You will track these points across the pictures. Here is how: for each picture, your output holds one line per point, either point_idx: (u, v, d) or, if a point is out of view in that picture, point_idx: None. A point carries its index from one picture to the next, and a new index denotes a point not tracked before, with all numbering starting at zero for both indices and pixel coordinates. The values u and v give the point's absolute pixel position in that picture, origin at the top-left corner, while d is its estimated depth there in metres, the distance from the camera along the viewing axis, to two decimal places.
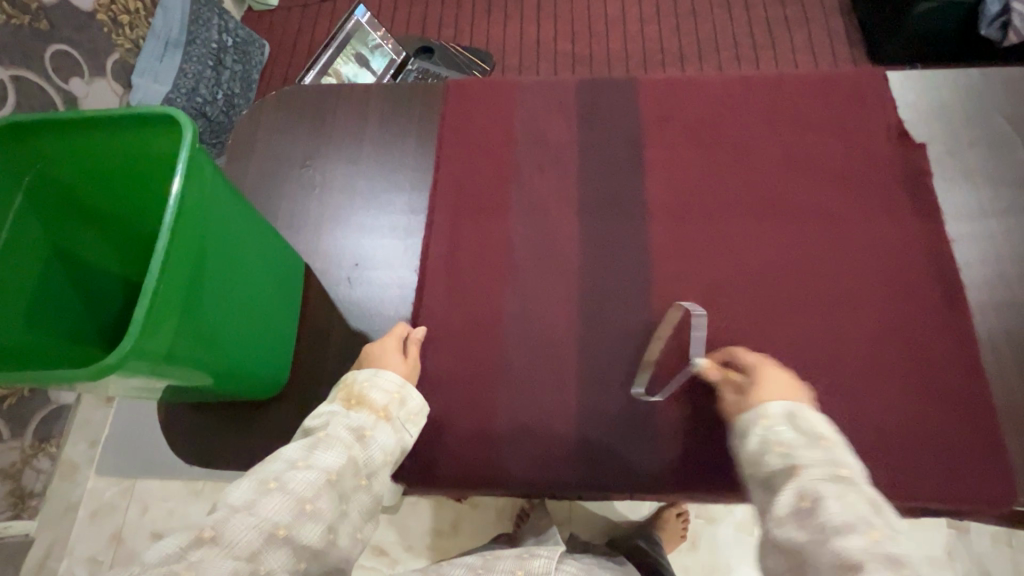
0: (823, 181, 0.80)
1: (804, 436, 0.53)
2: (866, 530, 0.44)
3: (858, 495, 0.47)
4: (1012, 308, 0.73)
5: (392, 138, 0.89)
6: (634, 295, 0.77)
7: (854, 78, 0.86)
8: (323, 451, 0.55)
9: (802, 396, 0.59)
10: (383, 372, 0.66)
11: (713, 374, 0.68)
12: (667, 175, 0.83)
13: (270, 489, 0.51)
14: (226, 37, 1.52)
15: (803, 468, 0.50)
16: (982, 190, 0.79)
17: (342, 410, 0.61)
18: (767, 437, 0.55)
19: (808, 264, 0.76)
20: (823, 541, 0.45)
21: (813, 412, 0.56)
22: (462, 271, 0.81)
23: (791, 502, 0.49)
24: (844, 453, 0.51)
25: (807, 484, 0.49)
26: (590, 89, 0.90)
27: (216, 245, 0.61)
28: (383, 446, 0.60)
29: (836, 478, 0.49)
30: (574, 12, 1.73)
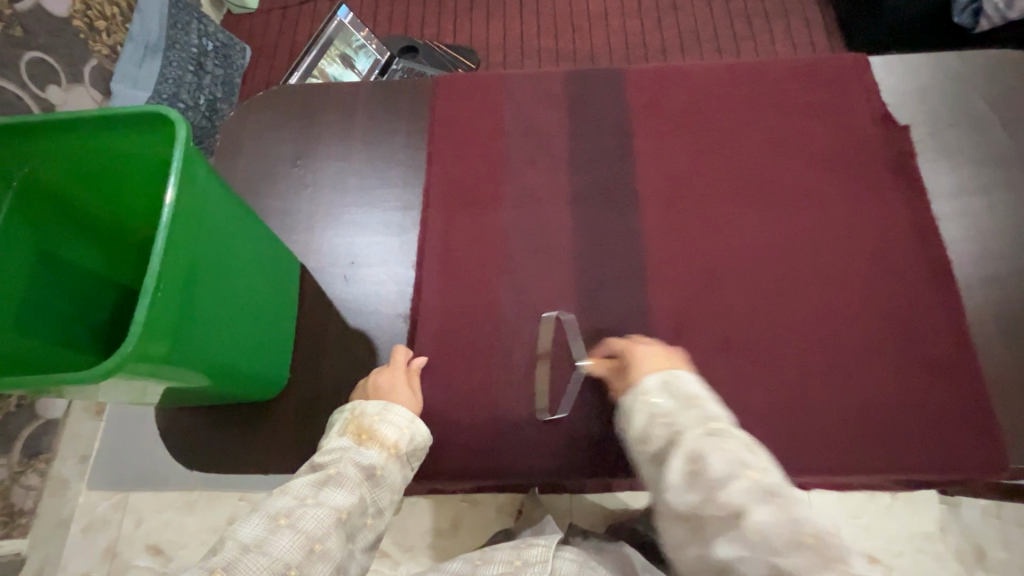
0: (811, 164, 0.82)
1: (678, 401, 0.55)
2: (745, 473, 0.47)
3: (732, 443, 0.49)
4: (1002, 278, 0.75)
5: (383, 134, 0.89)
6: (630, 282, 0.78)
7: (837, 61, 0.88)
8: (332, 489, 0.57)
9: (672, 361, 0.61)
10: (395, 407, 0.67)
11: (600, 369, 0.71)
12: (659, 162, 0.84)
13: (281, 527, 0.52)
14: (206, 41, 1.50)
15: (683, 432, 0.51)
16: (962, 164, 0.81)
17: (353, 446, 0.62)
18: (652, 411, 0.55)
19: (798, 245, 0.78)
20: (711, 496, 0.47)
21: (691, 375, 0.58)
22: (459, 264, 0.81)
23: (682, 467, 0.49)
24: (712, 406, 0.53)
25: (693, 445, 0.49)
26: (578, 79, 0.91)
27: (213, 262, 0.61)
28: (390, 484, 0.62)
29: (715, 432, 0.50)
30: (555, 11, 1.76)
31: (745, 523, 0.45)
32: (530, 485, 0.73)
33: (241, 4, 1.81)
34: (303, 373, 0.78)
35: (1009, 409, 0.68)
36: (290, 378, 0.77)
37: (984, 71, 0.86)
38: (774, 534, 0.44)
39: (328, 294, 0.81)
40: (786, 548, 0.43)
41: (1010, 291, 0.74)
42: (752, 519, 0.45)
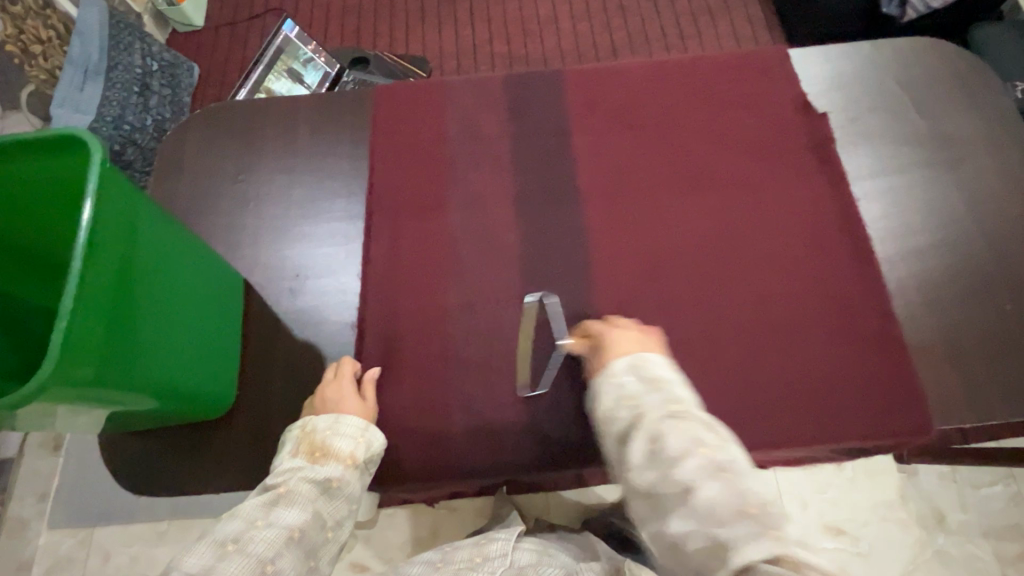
0: (739, 153, 0.84)
1: (644, 384, 0.58)
2: (699, 451, 0.50)
3: (690, 422, 0.53)
4: (926, 251, 0.77)
5: (324, 146, 0.88)
6: (572, 278, 0.79)
7: (762, 54, 0.91)
8: (283, 509, 0.56)
9: (646, 342, 0.64)
10: (346, 418, 0.67)
11: (580, 349, 0.69)
12: (596, 158, 0.85)
13: (229, 553, 0.51)
14: (150, 61, 1.48)
15: (646, 414, 0.55)
16: (886, 145, 0.84)
17: (307, 465, 0.62)
18: (618, 391, 0.58)
19: (731, 232, 0.80)
20: (666, 474, 0.50)
21: (662, 360, 0.60)
22: (403, 272, 0.81)
23: (643, 445, 0.53)
24: (676, 389, 0.57)
25: (653, 425, 0.53)
26: (514, 80, 0.91)
27: (145, 284, 0.60)
28: (348, 494, 0.62)
29: (674, 414, 0.54)
30: (499, 23, 1.85)
31: (694, 498, 0.48)
32: (487, 483, 0.74)
33: (187, 23, 1.90)
34: (252, 392, 0.77)
35: (937, 375, 0.71)
36: (240, 397, 0.77)
37: (898, 53, 0.90)
38: (720, 508, 0.47)
39: (272, 310, 0.80)
40: (731, 521, 0.46)
41: (935, 263, 0.77)
42: (703, 493, 0.48)
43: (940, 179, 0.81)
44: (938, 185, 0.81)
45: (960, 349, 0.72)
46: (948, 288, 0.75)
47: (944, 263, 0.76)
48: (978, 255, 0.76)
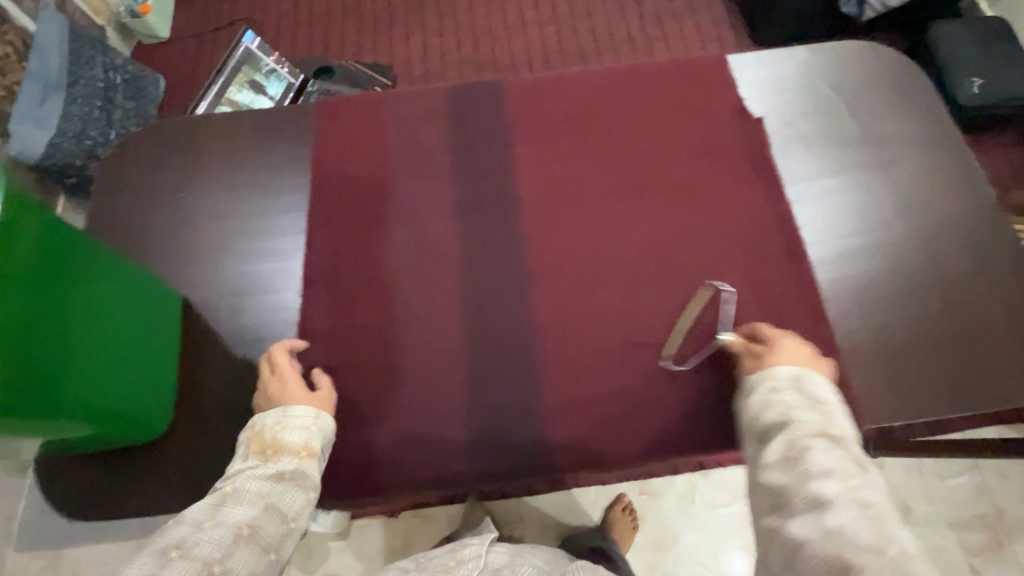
0: (676, 159, 0.85)
1: (806, 400, 0.60)
2: (844, 479, 0.51)
3: (843, 452, 0.54)
4: (858, 252, 0.79)
5: (266, 161, 0.88)
6: (511, 288, 0.79)
7: (698, 60, 0.92)
8: (231, 508, 0.55)
9: (812, 362, 0.65)
10: (295, 410, 0.67)
11: (738, 347, 0.70)
12: (535, 167, 0.86)
13: (173, 560, 0.49)
14: (113, 74, 1.47)
15: (799, 424, 0.57)
16: (820, 148, 0.85)
17: (257, 463, 0.62)
18: (772, 396, 0.61)
19: (668, 239, 0.81)
20: (802, 482, 0.52)
21: (823, 385, 0.62)
22: (343, 286, 0.80)
23: (782, 450, 0.56)
24: (840, 419, 0.58)
25: (799, 437, 0.56)
26: (456, 91, 0.91)
27: (83, 308, 0.61)
28: (304, 482, 0.61)
29: (827, 437, 0.55)
30: (466, 35, 1.92)
31: (824, 513, 0.49)
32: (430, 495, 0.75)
33: (154, 34, 1.90)
34: (190, 410, 0.76)
35: (867, 374, 0.72)
36: (178, 415, 0.76)
37: (833, 57, 0.92)
38: (850, 533, 0.47)
39: (211, 327, 0.80)
40: (859, 547, 0.46)
41: (867, 264, 0.78)
42: (834, 513, 0.49)
43: (871, 181, 0.83)
44: (869, 186, 0.82)
45: (890, 347, 0.73)
46: (878, 288, 0.76)
47: (876, 264, 0.78)
48: (909, 255, 0.78)
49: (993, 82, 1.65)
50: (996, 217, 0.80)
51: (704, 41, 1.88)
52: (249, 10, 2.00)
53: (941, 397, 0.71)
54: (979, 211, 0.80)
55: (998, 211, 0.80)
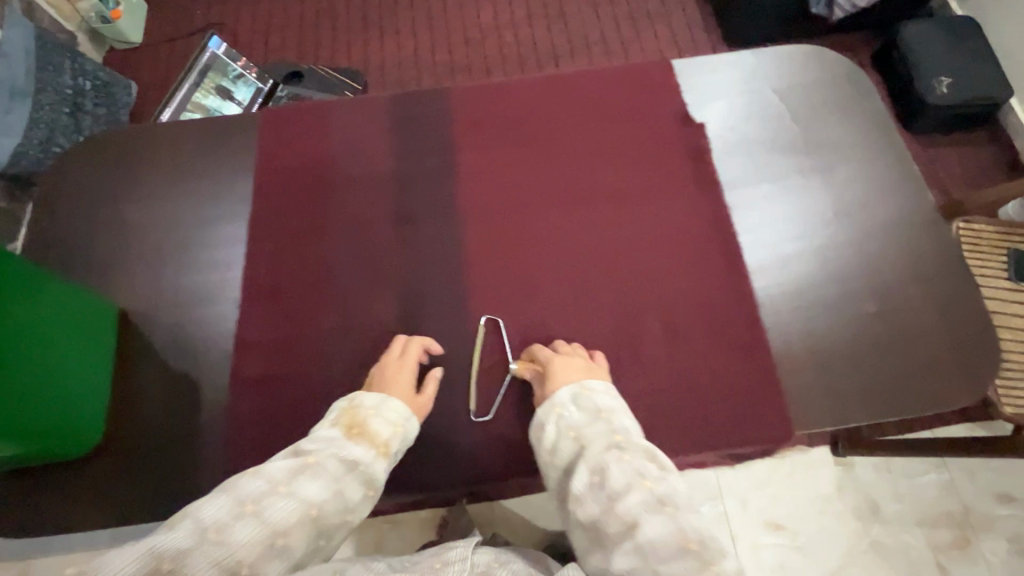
0: (617, 166, 0.85)
1: (585, 416, 0.64)
2: (641, 484, 0.55)
3: (632, 454, 0.58)
4: (794, 258, 0.79)
5: (208, 171, 0.88)
6: (449, 297, 0.79)
7: (643, 65, 0.92)
8: (307, 480, 0.58)
9: (590, 372, 0.70)
10: (391, 402, 0.69)
11: (525, 373, 0.73)
12: (477, 175, 0.86)
13: (246, 514, 0.52)
14: (84, 80, 1.49)
15: (590, 446, 0.61)
16: (759, 154, 0.86)
17: (341, 439, 0.64)
18: (564, 422, 0.65)
19: (607, 246, 0.81)
20: (610, 508, 0.54)
21: (598, 393, 0.66)
22: (281, 297, 0.80)
23: (587, 476, 0.58)
24: (620, 423, 0.63)
25: (596, 457, 0.59)
26: (401, 99, 0.91)
27: (11, 330, 0.61)
28: (369, 480, 0.63)
29: (615, 449, 0.59)
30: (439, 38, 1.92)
31: (636, 534, 0.51)
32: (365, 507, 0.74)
33: (125, 40, 1.89)
34: (125, 423, 0.76)
35: (799, 380, 0.73)
36: (114, 427, 0.76)
37: (779, 61, 0.92)
38: (661, 544, 0.50)
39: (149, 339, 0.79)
40: (670, 555, 0.49)
41: (803, 269, 0.78)
42: (644, 528, 0.51)
43: (809, 187, 0.83)
44: (807, 192, 0.83)
45: (824, 352, 0.74)
46: (813, 293, 0.77)
47: (811, 269, 0.78)
48: (845, 260, 0.78)
49: (960, 83, 1.66)
50: (935, 220, 0.80)
51: (677, 42, 1.88)
52: (222, 13, 1.99)
53: (873, 402, 0.71)
54: (918, 215, 0.81)
55: (936, 215, 0.81)
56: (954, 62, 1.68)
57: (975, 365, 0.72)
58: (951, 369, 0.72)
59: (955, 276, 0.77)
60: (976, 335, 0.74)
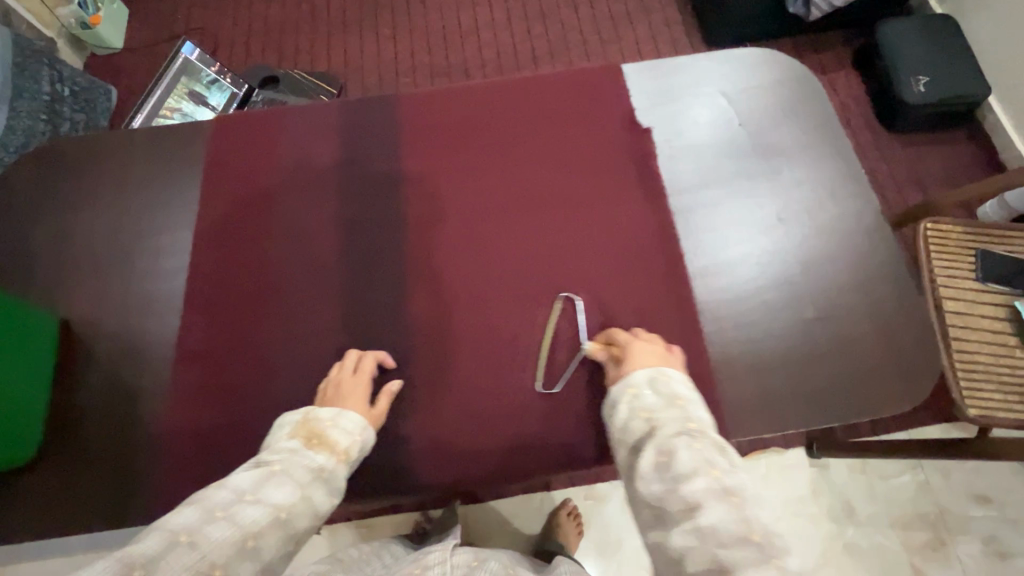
0: (563, 174, 0.86)
1: (661, 400, 0.64)
2: (709, 471, 0.54)
3: (704, 443, 0.57)
4: (738, 263, 0.79)
5: (154, 180, 0.88)
6: (392, 306, 0.80)
7: (593, 71, 0.92)
8: (273, 486, 0.57)
9: (667, 359, 0.70)
10: (348, 413, 0.70)
11: (598, 355, 0.74)
12: (424, 183, 0.86)
13: (216, 519, 0.51)
14: (61, 87, 1.51)
15: (661, 428, 0.60)
16: (705, 159, 0.85)
17: (302, 448, 0.64)
18: (636, 404, 0.65)
19: (545, 256, 0.82)
20: (675, 488, 0.54)
21: (676, 378, 0.67)
22: (222, 308, 0.80)
23: (653, 457, 0.58)
24: (694, 410, 0.62)
25: (666, 440, 0.58)
26: (351, 106, 0.91)
27: None
28: (334, 486, 0.63)
29: (687, 433, 0.59)
30: (417, 42, 1.93)
31: (698, 516, 0.51)
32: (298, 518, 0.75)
33: (105, 45, 1.89)
34: (68, 432, 0.76)
35: (736, 387, 0.73)
36: (54, 439, 0.76)
37: (731, 65, 0.92)
38: (722, 530, 0.49)
39: (94, 349, 0.79)
40: (730, 542, 0.48)
41: (745, 276, 0.78)
42: (706, 513, 0.51)
43: (754, 192, 0.83)
44: (751, 198, 0.83)
45: (762, 359, 0.74)
46: (755, 299, 0.77)
47: (754, 275, 0.78)
48: (788, 266, 0.78)
49: (937, 83, 1.65)
50: (878, 225, 0.80)
51: (657, 43, 1.88)
52: (203, 18, 2.00)
53: (809, 408, 0.72)
54: (863, 222, 0.81)
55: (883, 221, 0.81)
56: (931, 61, 1.67)
57: (914, 374, 0.73)
58: (889, 378, 0.72)
59: (896, 281, 0.77)
60: (916, 344, 0.75)
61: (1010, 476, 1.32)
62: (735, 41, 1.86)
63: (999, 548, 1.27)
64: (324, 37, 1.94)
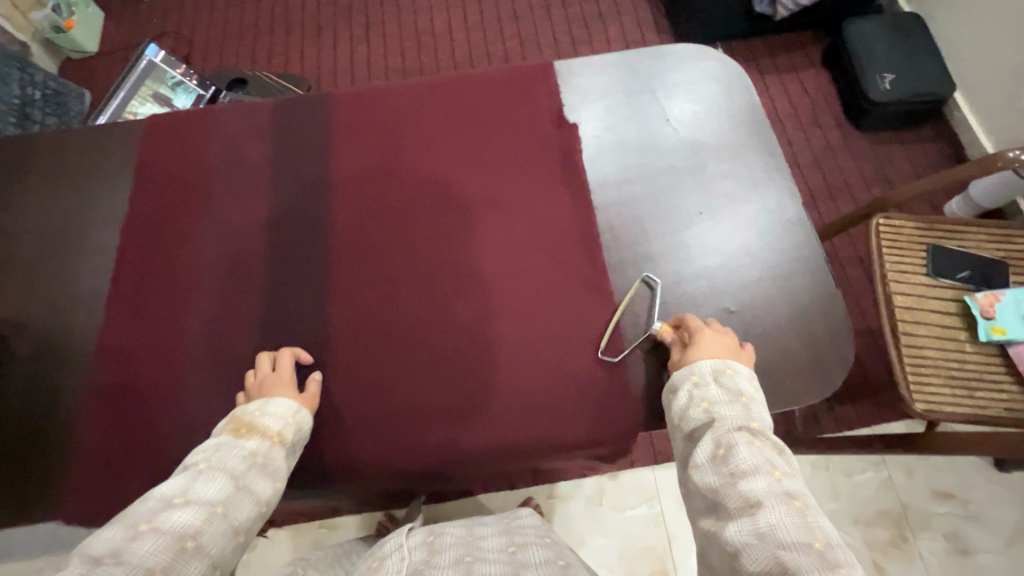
0: (493, 172, 0.90)
1: (726, 394, 0.68)
2: (770, 472, 0.58)
3: (763, 444, 0.62)
4: (660, 256, 0.85)
5: (88, 183, 0.94)
6: (323, 300, 0.84)
7: (528, 73, 0.96)
8: (203, 485, 0.62)
9: (734, 353, 0.73)
10: (276, 400, 0.73)
11: (667, 336, 0.78)
12: (361, 181, 0.90)
13: (143, 533, 0.55)
14: (32, 90, 1.51)
15: (722, 422, 0.65)
16: (629, 155, 0.91)
17: (230, 441, 0.68)
18: (697, 393, 0.69)
19: (464, 249, 0.86)
20: (732, 483, 0.59)
21: (742, 374, 0.70)
22: (144, 302, 0.85)
23: (711, 449, 0.63)
24: (756, 410, 0.66)
25: (725, 435, 0.63)
26: (296, 108, 0.95)
27: None
28: (272, 471, 0.68)
29: (748, 433, 0.63)
30: (390, 42, 1.94)
31: (758, 513, 0.55)
32: None
33: (80, 49, 1.90)
34: (16, 418, 0.82)
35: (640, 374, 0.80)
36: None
37: (663, 61, 0.96)
38: (784, 531, 0.52)
39: (54, 346, 0.85)
40: (790, 544, 0.51)
41: (667, 269, 0.84)
42: (766, 513, 0.54)
43: (670, 189, 0.88)
44: (667, 196, 0.88)
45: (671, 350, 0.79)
46: (673, 291, 0.83)
47: (669, 269, 0.84)
48: (708, 257, 0.84)
49: (901, 80, 1.64)
50: (794, 222, 0.86)
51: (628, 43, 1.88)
52: (177, 21, 2.00)
53: None
54: (781, 216, 0.87)
55: (800, 215, 0.87)
56: (895, 58, 1.66)
57: (824, 366, 0.79)
58: (798, 365, 0.79)
59: (807, 275, 0.83)
60: (828, 333, 0.80)
61: (975, 473, 1.31)
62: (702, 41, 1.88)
63: (961, 545, 1.26)
64: (297, 39, 1.95)
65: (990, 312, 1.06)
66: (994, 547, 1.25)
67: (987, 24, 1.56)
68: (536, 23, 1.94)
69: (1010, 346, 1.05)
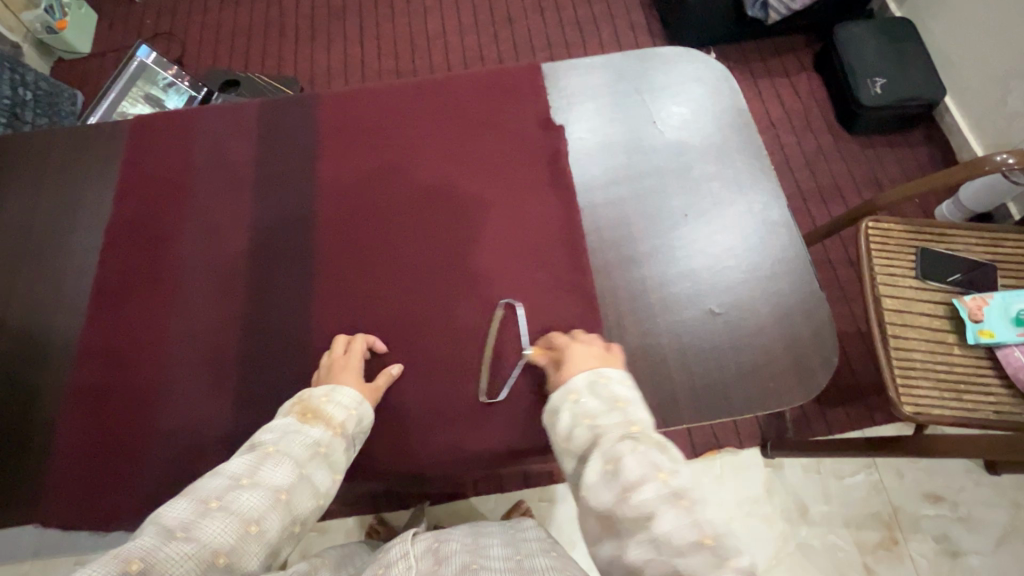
0: (480, 173, 0.90)
1: (602, 404, 0.65)
2: (655, 475, 0.55)
3: (646, 444, 0.58)
4: (645, 258, 0.85)
5: (74, 184, 0.94)
6: (307, 300, 0.84)
7: (515, 75, 0.96)
8: (270, 468, 0.62)
9: (607, 360, 0.72)
10: (343, 389, 0.73)
11: (541, 360, 0.77)
12: (347, 183, 0.90)
13: (212, 510, 0.55)
14: (23, 90, 1.51)
15: (605, 435, 0.61)
16: (615, 158, 0.91)
17: (297, 425, 0.68)
18: (577, 411, 0.66)
19: (449, 250, 0.86)
20: (625, 498, 0.54)
21: (615, 380, 0.68)
22: (128, 301, 0.85)
23: (599, 466, 0.58)
24: (635, 411, 0.64)
25: (611, 448, 0.59)
26: (283, 109, 0.95)
27: None
28: (334, 464, 0.67)
29: (630, 436, 0.60)
30: (384, 45, 1.93)
31: (652, 526, 0.52)
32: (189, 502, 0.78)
33: (71, 50, 1.89)
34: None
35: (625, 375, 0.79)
36: None
37: (650, 64, 0.97)
38: (674, 538, 0.51)
39: (35, 347, 0.85)
40: (685, 549, 0.50)
41: (652, 270, 0.84)
42: (660, 522, 0.52)
43: (655, 191, 0.89)
44: (652, 198, 0.88)
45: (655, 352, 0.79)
46: (658, 292, 0.83)
47: (654, 270, 0.84)
48: (693, 259, 0.85)
49: (891, 84, 1.65)
50: (778, 224, 0.87)
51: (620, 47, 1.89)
52: (170, 22, 2.00)
53: (700, 395, 0.77)
54: (766, 218, 0.87)
55: (785, 217, 0.87)
56: (885, 62, 1.67)
57: (807, 368, 0.79)
58: (782, 367, 0.79)
59: (791, 277, 0.84)
60: (811, 334, 0.80)
61: (964, 475, 1.32)
62: (694, 45, 1.88)
63: (951, 548, 1.26)
64: (290, 41, 1.95)
65: (978, 315, 1.05)
66: (983, 549, 1.25)
67: (976, 29, 1.57)
68: (529, 27, 1.95)
69: (998, 350, 1.04)
